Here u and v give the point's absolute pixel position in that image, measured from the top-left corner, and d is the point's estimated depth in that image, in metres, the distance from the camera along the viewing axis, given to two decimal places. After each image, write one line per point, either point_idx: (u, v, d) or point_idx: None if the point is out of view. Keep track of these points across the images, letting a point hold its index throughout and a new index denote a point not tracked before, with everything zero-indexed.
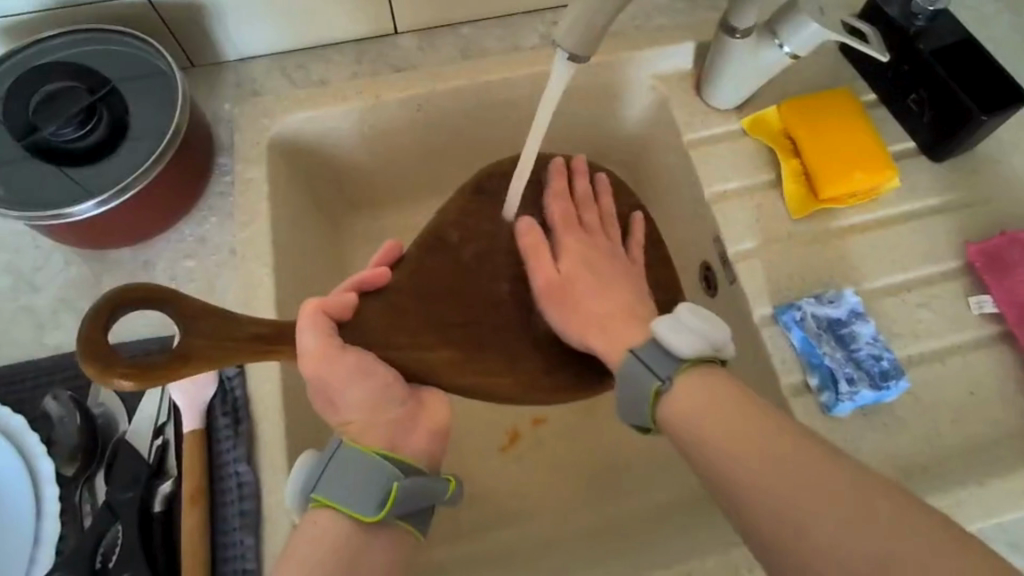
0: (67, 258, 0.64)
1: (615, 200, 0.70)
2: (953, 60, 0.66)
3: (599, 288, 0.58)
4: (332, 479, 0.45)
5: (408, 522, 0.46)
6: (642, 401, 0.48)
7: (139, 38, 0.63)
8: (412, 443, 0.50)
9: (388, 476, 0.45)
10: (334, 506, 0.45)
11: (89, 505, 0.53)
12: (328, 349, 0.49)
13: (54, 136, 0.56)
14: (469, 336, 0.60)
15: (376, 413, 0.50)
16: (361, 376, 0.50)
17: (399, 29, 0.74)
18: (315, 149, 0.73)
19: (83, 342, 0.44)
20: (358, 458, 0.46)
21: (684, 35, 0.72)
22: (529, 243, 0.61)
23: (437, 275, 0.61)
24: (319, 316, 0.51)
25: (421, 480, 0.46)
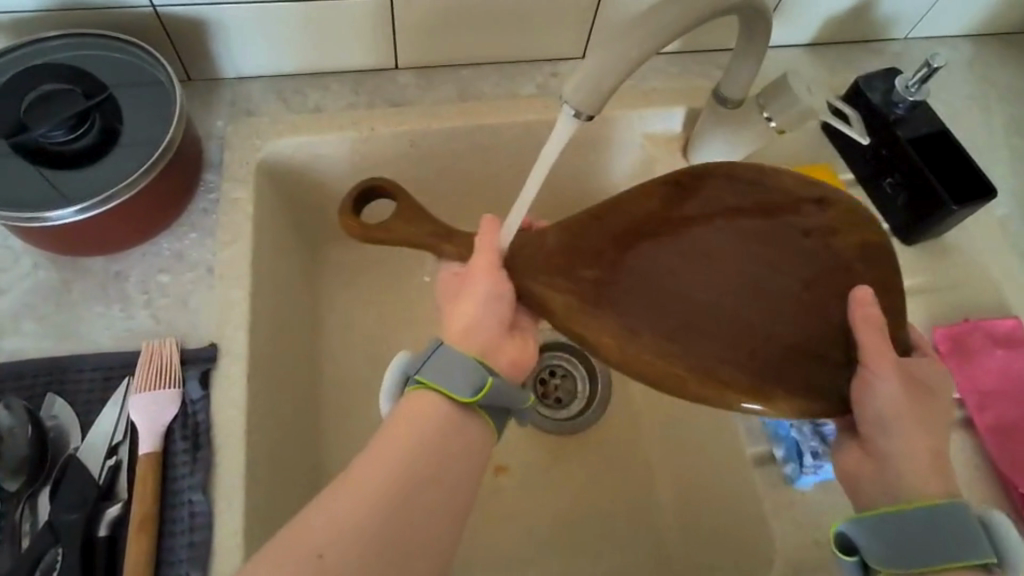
0: (36, 262, 0.62)
1: (849, 228, 0.57)
2: (928, 150, 0.69)
3: (919, 403, 0.48)
4: (433, 364, 0.46)
5: (490, 417, 0.48)
6: (957, 551, 0.42)
7: (143, 48, 0.63)
8: (496, 364, 0.50)
9: (482, 371, 0.46)
10: (434, 390, 0.46)
11: (28, 524, 0.50)
12: (489, 259, 0.54)
13: (43, 138, 0.56)
14: (623, 296, 0.55)
15: (476, 325, 0.50)
16: (500, 288, 0.54)
17: (400, 65, 0.75)
18: (305, 174, 0.73)
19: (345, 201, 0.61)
20: (459, 353, 0.47)
21: (677, 98, 0.74)
22: (857, 322, 0.51)
23: (602, 238, 0.58)
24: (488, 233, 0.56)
25: (507, 383, 0.48)
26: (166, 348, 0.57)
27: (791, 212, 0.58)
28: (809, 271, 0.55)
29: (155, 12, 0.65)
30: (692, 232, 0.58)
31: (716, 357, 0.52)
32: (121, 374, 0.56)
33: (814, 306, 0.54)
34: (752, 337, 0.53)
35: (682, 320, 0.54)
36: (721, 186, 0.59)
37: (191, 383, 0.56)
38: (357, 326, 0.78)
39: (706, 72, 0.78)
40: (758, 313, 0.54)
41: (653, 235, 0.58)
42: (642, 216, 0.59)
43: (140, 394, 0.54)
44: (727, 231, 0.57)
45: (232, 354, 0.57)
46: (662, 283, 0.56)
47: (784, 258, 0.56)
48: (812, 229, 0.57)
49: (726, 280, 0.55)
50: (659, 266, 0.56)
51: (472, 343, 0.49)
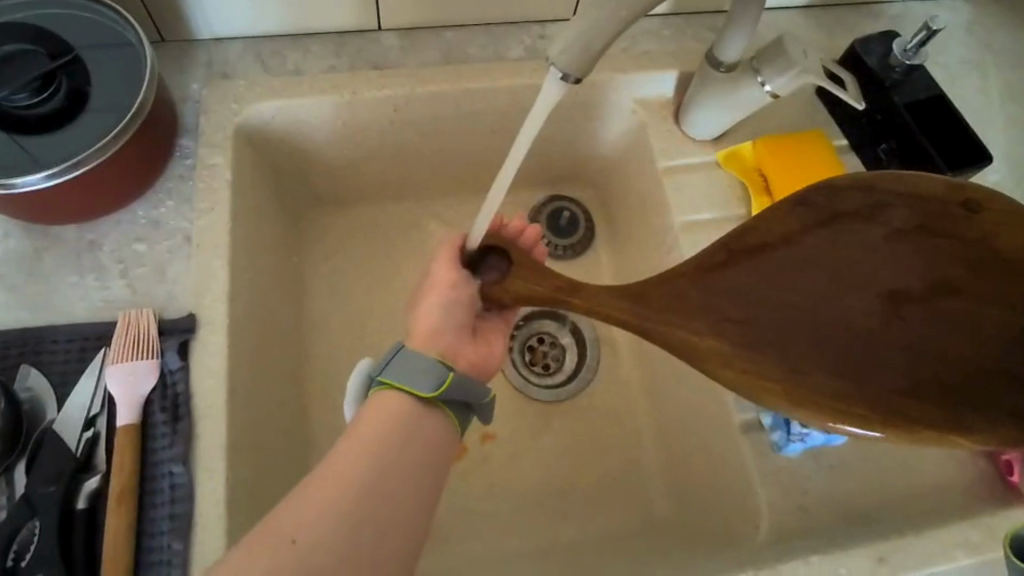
0: (6, 230, 0.60)
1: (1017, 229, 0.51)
2: (925, 115, 0.67)
3: None
4: (394, 366, 0.49)
5: (452, 412, 0.50)
6: None
7: (111, 7, 0.60)
8: (456, 365, 0.57)
9: (443, 368, 0.49)
10: (397, 389, 0.48)
11: (4, 497, 0.49)
12: (450, 278, 0.58)
13: (6, 101, 0.53)
14: (775, 337, 0.50)
15: (437, 332, 0.56)
16: (465, 299, 0.58)
17: (383, 26, 0.72)
18: (285, 140, 0.71)
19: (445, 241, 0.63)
20: (418, 354, 0.50)
21: (670, 62, 0.72)
22: None
23: (732, 274, 0.53)
24: (449, 252, 0.59)
25: (468, 380, 0.50)
26: (143, 319, 0.55)
27: (951, 222, 0.52)
28: (985, 284, 0.50)
29: None
30: (839, 256, 0.52)
31: (908, 393, 0.47)
32: (97, 345, 0.55)
33: (997, 323, 0.49)
34: (934, 367, 0.48)
35: (847, 355, 0.49)
36: (862, 199, 0.54)
37: (169, 353, 0.54)
38: (341, 297, 0.77)
39: (698, 35, 0.75)
40: (934, 337, 0.49)
41: (800, 263, 0.53)
42: (782, 245, 0.53)
43: (116, 365, 0.53)
44: (880, 250, 0.52)
45: (212, 324, 0.56)
46: (818, 316, 0.50)
47: (952, 273, 0.50)
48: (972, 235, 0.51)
49: (890, 305, 0.50)
50: (808, 297, 0.51)
51: (434, 347, 0.55)
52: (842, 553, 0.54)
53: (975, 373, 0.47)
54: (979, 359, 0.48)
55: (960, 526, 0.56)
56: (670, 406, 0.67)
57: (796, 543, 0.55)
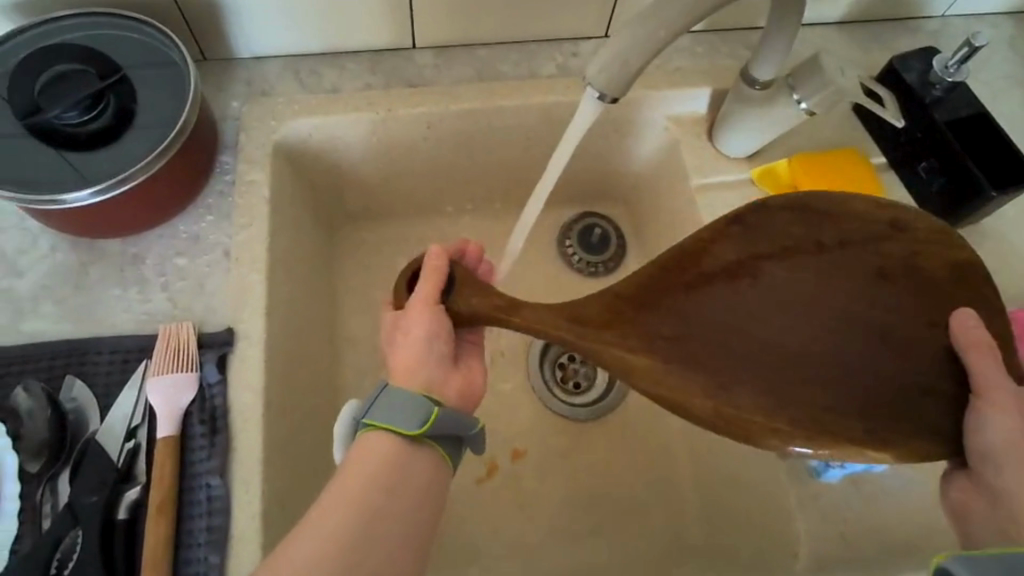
0: (54, 244, 0.62)
1: (933, 254, 0.55)
2: (967, 132, 0.66)
3: None
4: (378, 405, 0.47)
5: (443, 449, 0.49)
6: None
7: (157, 28, 0.62)
8: (444, 396, 0.52)
9: (428, 403, 0.47)
10: (383, 431, 0.46)
11: (49, 505, 0.51)
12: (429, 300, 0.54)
13: (58, 119, 0.55)
14: (704, 355, 0.52)
15: (419, 363, 0.51)
16: (445, 324, 0.53)
17: (417, 44, 0.74)
18: (321, 156, 0.72)
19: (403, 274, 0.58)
20: (401, 390, 0.48)
21: (703, 79, 0.72)
22: (966, 349, 0.49)
23: (664, 290, 0.55)
24: (437, 265, 0.55)
25: (456, 414, 0.49)
26: (183, 332, 0.56)
27: (873, 246, 0.55)
28: (900, 306, 0.53)
29: None
30: (769, 277, 0.55)
31: (827, 410, 0.49)
32: (139, 357, 0.56)
33: (915, 341, 0.52)
34: (853, 386, 0.50)
35: (772, 372, 0.51)
36: (792, 223, 0.56)
37: (207, 367, 0.55)
38: (372, 311, 0.78)
39: (732, 52, 0.75)
40: (851, 356, 0.51)
41: (735, 283, 0.55)
42: (718, 263, 0.55)
43: (157, 377, 0.54)
44: (807, 272, 0.55)
45: (248, 338, 0.57)
46: (742, 333, 0.53)
47: (870, 295, 0.53)
48: (891, 258, 0.55)
49: (817, 324, 0.53)
50: (733, 315, 0.53)
51: (416, 381, 0.50)
52: None
53: (892, 389, 0.50)
54: (897, 377, 0.50)
55: None
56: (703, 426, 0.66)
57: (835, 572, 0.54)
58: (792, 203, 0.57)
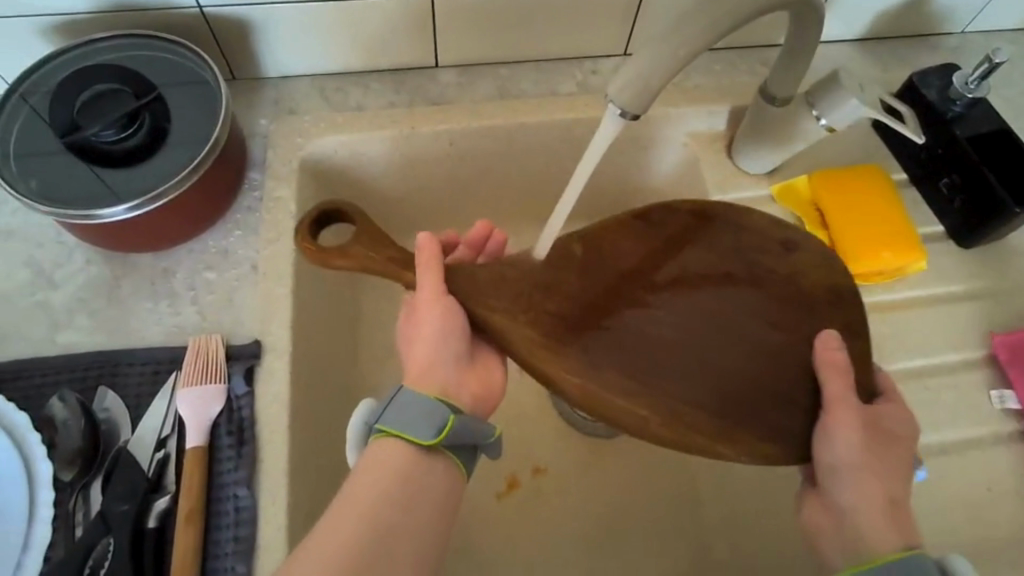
0: (88, 258, 0.63)
1: (813, 272, 0.59)
2: (989, 148, 0.66)
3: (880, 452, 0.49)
4: (392, 411, 0.47)
5: (456, 457, 0.48)
6: None
7: (189, 48, 0.64)
8: (460, 400, 0.52)
9: (442, 411, 0.47)
10: (398, 438, 0.46)
11: (81, 513, 0.52)
12: (435, 292, 0.52)
13: (96, 138, 0.57)
14: (587, 336, 0.54)
15: (434, 366, 0.51)
16: (456, 321, 0.53)
17: (440, 63, 0.75)
18: (345, 172, 0.73)
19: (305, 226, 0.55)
20: (415, 395, 0.48)
21: (723, 96, 0.72)
22: (824, 366, 0.52)
23: (564, 274, 0.57)
24: (432, 254, 0.53)
25: (470, 420, 0.49)
26: (211, 344, 0.57)
27: (761, 259, 0.59)
28: (775, 316, 0.57)
29: (201, 12, 0.65)
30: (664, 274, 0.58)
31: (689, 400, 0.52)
32: (169, 369, 0.58)
33: (781, 347, 0.55)
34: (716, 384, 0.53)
35: (646, 359, 0.53)
36: (694, 229, 0.61)
37: (235, 379, 0.56)
38: (394, 325, 0.79)
39: (751, 70, 0.76)
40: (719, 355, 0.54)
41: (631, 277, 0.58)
42: (615, 260, 0.58)
43: (186, 390, 0.55)
44: (697, 274, 0.58)
45: (275, 351, 0.57)
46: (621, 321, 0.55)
47: (750, 303, 0.57)
48: (777, 273, 0.59)
49: (699, 320, 0.56)
50: (620, 303, 0.56)
51: (432, 385, 0.50)
52: None
53: (752, 389, 0.53)
54: (756, 378, 0.54)
55: None
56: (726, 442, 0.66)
57: None
58: (699, 210, 0.62)
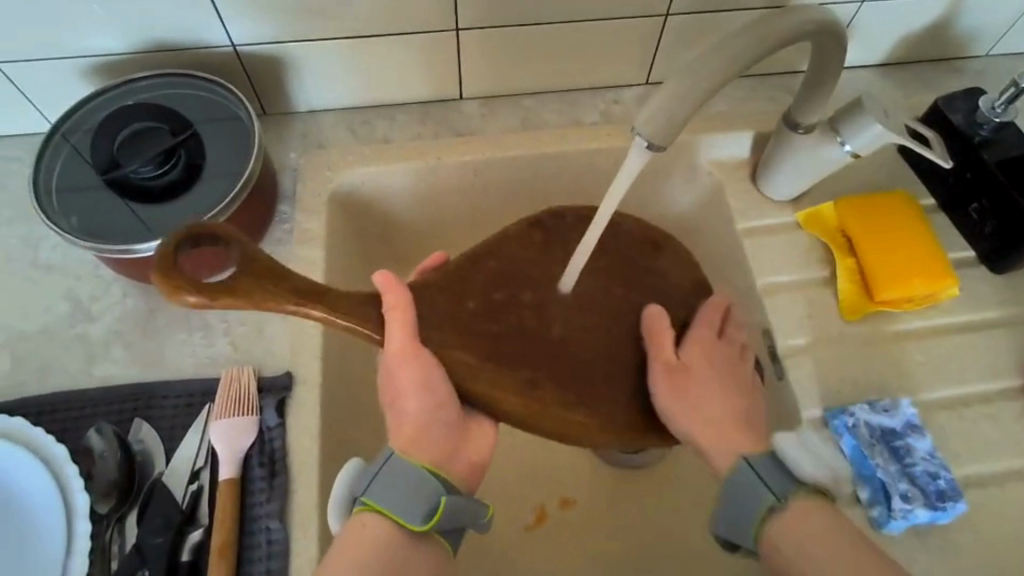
0: (124, 291, 0.65)
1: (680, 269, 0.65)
2: (1018, 172, 0.65)
3: (690, 387, 0.53)
4: (382, 487, 0.46)
5: (444, 537, 0.47)
6: None
7: (223, 86, 0.65)
8: (451, 472, 0.49)
9: (435, 492, 0.46)
10: (381, 512, 0.45)
11: (117, 545, 0.53)
12: (405, 340, 0.52)
13: (135, 174, 0.59)
14: (490, 343, 0.56)
15: (424, 431, 0.49)
16: (436, 374, 0.52)
17: (464, 95, 0.77)
18: (371, 204, 0.74)
19: (163, 258, 0.50)
20: (408, 469, 0.46)
21: (746, 123, 0.73)
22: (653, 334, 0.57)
23: (472, 285, 0.59)
24: (398, 300, 0.53)
25: (461, 500, 0.47)
26: (244, 376, 0.58)
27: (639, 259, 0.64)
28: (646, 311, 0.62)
29: (234, 51, 0.68)
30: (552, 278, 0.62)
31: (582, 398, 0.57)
32: (202, 401, 0.58)
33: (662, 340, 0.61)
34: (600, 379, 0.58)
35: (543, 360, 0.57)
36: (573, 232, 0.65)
37: (267, 411, 0.57)
38: None
39: (773, 97, 0.76)
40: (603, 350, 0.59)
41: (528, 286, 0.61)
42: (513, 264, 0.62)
43: (220, 421, 0.56)
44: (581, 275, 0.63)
45: (305, 381, 0.57)
46: (522, 324, 0.59)
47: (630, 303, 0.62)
48: (654, 268, 0.64)
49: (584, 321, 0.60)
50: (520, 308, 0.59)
51: (423, 451, 0.48)
52: None
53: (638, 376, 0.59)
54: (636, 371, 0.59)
55: None
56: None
57: None
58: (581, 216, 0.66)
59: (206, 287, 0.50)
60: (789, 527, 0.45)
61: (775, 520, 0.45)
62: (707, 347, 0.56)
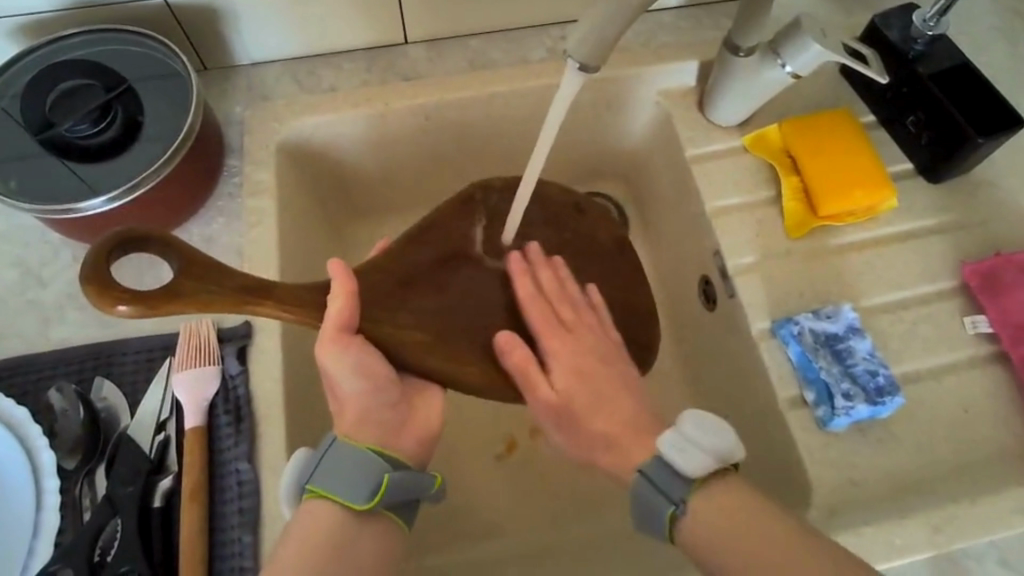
0: (74, 254, 0.64)
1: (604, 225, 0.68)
2: (951, 83, 0.67)
3: (597, 405, 0.53)
4: (322, 471, 0.46)
5: (395, 513, 0.47)
6: None
7: (158, 40, 0.64)
8: (400, 447, 0.51)
9: (378, 471, 0.46)
10: (326, 498, 0.45)
11: (88, 499, 0.53)
12: (336, 331, 0.51)
13: (69, 132, 0.58)
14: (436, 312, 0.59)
15: (368, 413, 0.51)
16: (372, 358, 0.53)
17: (409, 39, 0.75)
18: (323, 154, 0.74)
19: (89, 269, 0.49)
20: (349, 451, 0.47)
21: (690, 52, 0.73)
22: (513, 361, 0.56)
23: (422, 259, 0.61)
24: (344, 285, 0.52)
25: (408, 475, 0.48)
26: (203, 328, 0.58)
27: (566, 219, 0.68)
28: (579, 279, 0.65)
29: (165, 3, 0.66)
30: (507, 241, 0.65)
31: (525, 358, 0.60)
32: (163, 355, 0.59)
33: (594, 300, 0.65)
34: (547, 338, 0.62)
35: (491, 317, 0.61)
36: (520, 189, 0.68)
37: (229, 360, 0.57)
38: None
39: (717, 23, 0.77)
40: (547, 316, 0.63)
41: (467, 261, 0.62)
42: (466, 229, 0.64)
43: (182, 372, 0.56)
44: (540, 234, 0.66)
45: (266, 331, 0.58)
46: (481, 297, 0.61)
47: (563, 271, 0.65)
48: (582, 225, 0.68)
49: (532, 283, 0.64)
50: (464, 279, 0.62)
51: (369, 435, 0.49)
52: (893, 524, 0.54)
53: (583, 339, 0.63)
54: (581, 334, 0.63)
55: (1016, 492, 0.55)
56: (726, 387, 0.68)
57: (848, 515, 0.55)
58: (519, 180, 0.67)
59: (146, 298, 0.49)
60: (694, 531, 0.44)
61: (679, 525, 0.45)
62: (580, 370, 0.55)
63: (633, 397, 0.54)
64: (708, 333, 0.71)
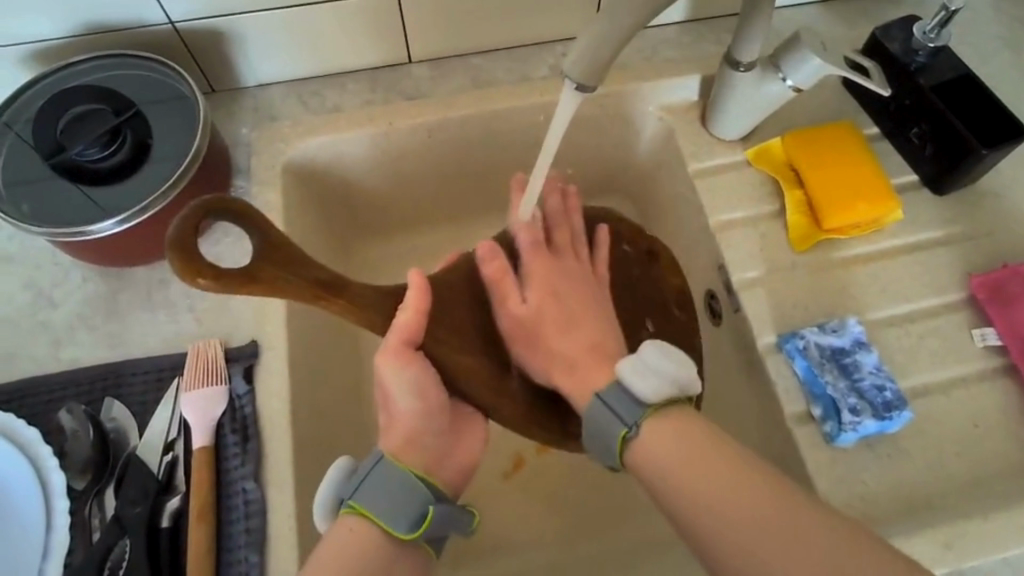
0: (84, 275, 0.65)
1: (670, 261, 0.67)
2: (954, 95, 0.67)
3: (568, 324, 0.52)
4: (368, 489, 0.46)
5: (428, 543, 0.48)
6: None
7: (166, 64, 0.65)
8: (440, 476, 0.51)
9: (423, 501, 0.47)
10: (368, 518, 0.45)
11: (97, 519, 0.54)
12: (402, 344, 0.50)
13: (80, 156, 0.59)
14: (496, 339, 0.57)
15: (417, 436, 0.50)
16: (432, 378, 0.52)
17: (413, 59, 0.76)
18: (329, 174, 0.75)
19: (176, 236, 0.48)
20: (398, 474, 0.47)
21: (692, 67, 0.73)
22: (491, 272, 0.55)
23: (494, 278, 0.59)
24: (417, 300, 0.51)
25: (449, 508, 0.48)
26: (211, 349, 0.59)
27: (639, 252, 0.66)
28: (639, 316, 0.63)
29: (174, 28, 0.67)
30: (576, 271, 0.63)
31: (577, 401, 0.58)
32: (172, 375, 0.59)
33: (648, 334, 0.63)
34: None
35: None
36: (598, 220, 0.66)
37: (236, 379, 0.58)
38: None
39: (718, 39, 0.77)
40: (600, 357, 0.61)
41: None
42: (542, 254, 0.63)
43: (191, 393, 0.57)
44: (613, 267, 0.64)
45: (271, 350, 0.58)
46: None
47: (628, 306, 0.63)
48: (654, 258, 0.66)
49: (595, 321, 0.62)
50: None
51: (414, 459, 0.49)
52: (902, 540, 0.53)
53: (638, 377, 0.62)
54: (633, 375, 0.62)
55: None
56: (733, 402, 0.67)
57: None
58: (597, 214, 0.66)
59: (227, 275, 0.48)
60: (645, 447, 0.44)
61: (630, 445, 0.45)
62: (556, 288, 0.54)
63: (612, 326, 0.53)
64: (714, 348, 0.71)
